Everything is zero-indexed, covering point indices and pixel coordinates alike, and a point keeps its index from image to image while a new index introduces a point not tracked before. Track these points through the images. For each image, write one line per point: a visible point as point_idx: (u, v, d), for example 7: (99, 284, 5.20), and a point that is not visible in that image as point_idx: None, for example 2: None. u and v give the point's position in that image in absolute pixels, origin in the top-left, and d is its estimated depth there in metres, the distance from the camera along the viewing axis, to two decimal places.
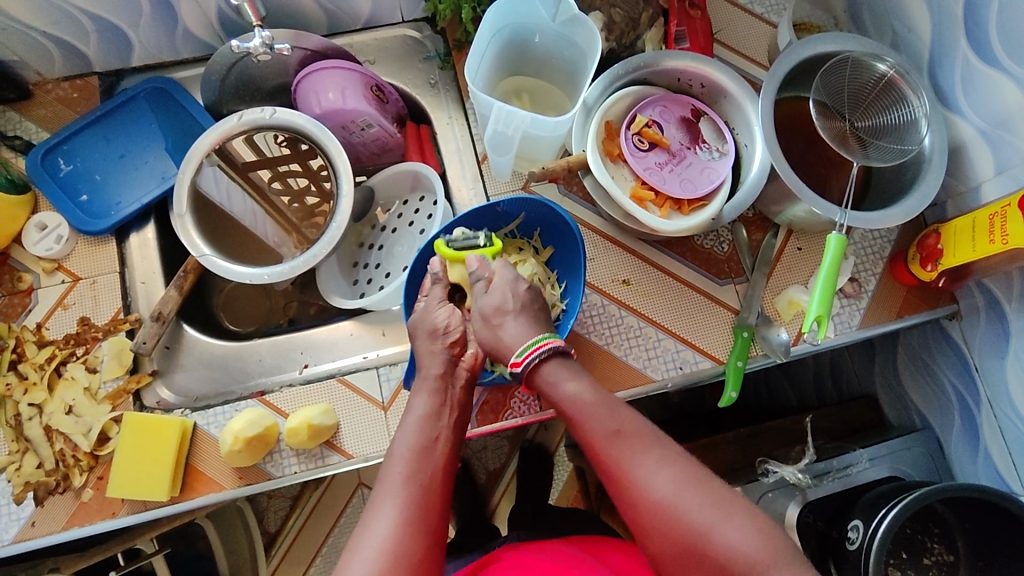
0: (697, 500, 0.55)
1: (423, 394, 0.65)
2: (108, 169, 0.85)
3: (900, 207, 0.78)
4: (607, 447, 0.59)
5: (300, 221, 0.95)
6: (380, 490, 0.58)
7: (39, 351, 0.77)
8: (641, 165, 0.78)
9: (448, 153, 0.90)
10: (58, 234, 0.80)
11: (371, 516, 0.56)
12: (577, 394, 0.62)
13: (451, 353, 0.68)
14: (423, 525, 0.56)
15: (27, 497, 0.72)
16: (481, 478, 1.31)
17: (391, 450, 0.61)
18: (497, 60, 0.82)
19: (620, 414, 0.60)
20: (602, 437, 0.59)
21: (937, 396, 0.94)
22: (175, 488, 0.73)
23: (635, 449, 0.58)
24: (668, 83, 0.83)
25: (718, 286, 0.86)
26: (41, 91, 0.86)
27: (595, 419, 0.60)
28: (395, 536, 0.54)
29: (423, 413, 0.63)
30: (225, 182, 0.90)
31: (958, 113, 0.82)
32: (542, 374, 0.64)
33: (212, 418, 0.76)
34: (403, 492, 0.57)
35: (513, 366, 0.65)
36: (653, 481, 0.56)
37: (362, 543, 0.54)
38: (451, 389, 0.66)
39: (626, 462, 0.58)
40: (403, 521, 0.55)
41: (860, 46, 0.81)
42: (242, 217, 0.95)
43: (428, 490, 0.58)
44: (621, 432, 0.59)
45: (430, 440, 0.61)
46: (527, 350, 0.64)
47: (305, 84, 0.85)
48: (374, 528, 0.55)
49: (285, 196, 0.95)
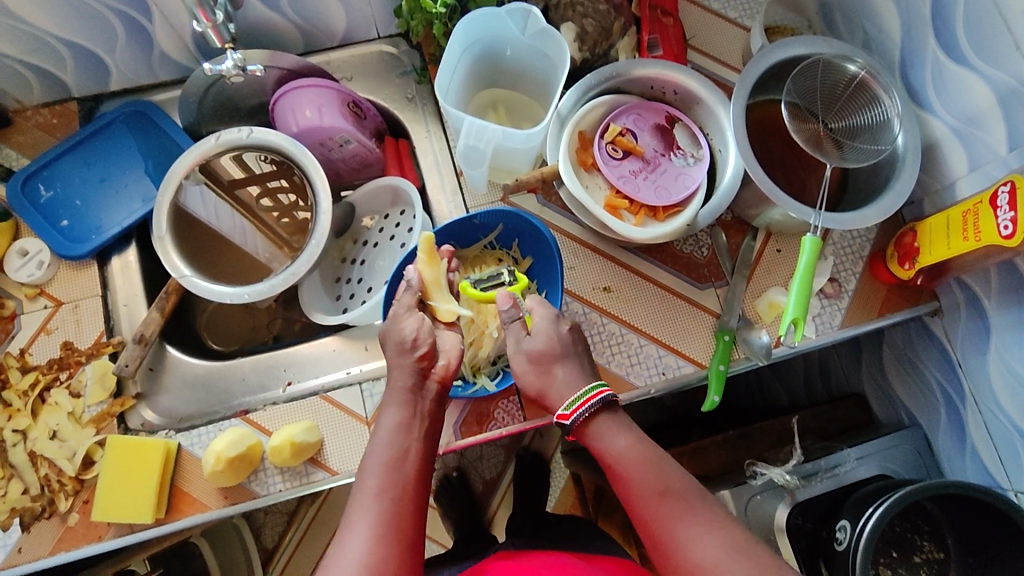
0: (742, 567, 0.54)
1: (393, 408, 0.65)
2: (89, 194, 0.86)
3: (874, 207, 0.78)
4: (653, 509, 0.58)
5: (290, 235, 0.95)
6: (352, 510, 0.58)
7: (23, 377, 0.78)
8: (616, 173, 0.78)
9: (427, 166, 0.91)
10: (39, 260, 0.81)
11: (344, 534, 0.57)
12: (625, 450, 0.61)
13: (422, 364, 0.67)
14: (397, 541, 0.57)
15: (13, 523, 0.73)
16: (477, 488, 1.32)
17: (363, 469, 0.62)
18: (471, 74, 0.83)
19: (667, 475, 0.60)
20: (650, 496, 0.59)
21: (924, 392, 0.94)
22: (160, 510, 0.73)
23: (681, 512, 0.58)
24: (642, 91, 0.83)
25: (699, 290, 0.86)
26: (20, 118, 0.87)
27: (646, 478, 0.60)
28: (368, 554, 0.55)
29: (393, 428, 0.63)
30: (213, 201, 0.91)
31: (930, 111, 0.82)
32: (592, 429, 0.63)
33: (196, 438, 0.76)
34: (374, 509, 0.58)
35: (561, 418, 0.64)
36: (698, 546, 0.56)
37: (336, 564, 0.55)
38: (425, 400, 0.66)
39: (673, 526, 0.57)
40: (373, 538, 0.56)
41: (829, 48, 0.82)
42: (232, 234, 0.96)
43: (401, 506, 0.58)
44: (668, 494, 0.59)
45: (401, 456, 0.62)
46: (576, 403, 0.63)
47: (282, 103, 0.85)
48: (347, 548, 0.56)
49: (276, 212, 0.96)
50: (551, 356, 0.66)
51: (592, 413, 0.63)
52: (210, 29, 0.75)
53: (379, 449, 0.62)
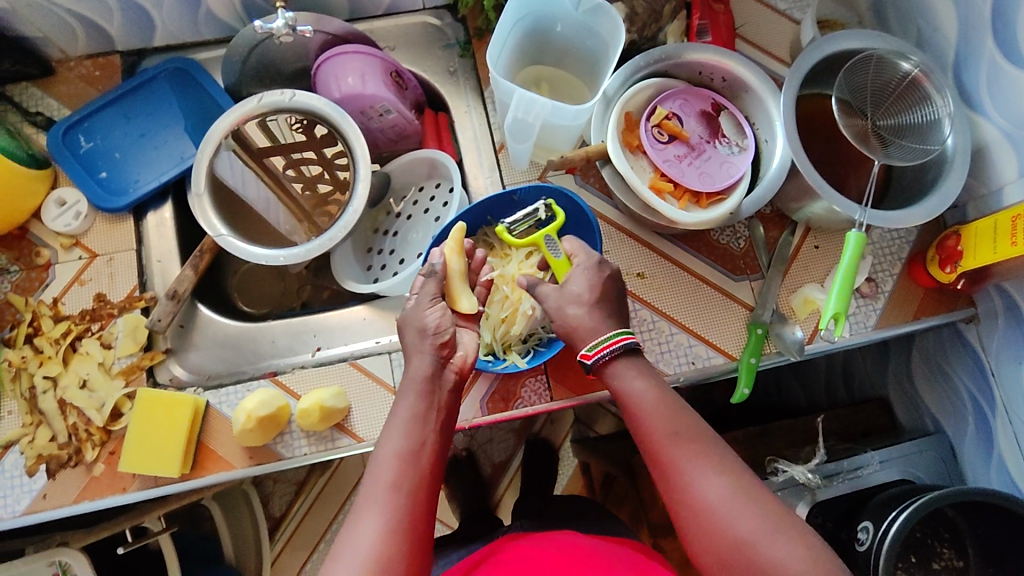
0: (749, 513, 0.55)
1: (409, 398, 0.62)
2: (128, 148, 0.86)
3: (919, 207, 0.77)
4: (665, 448, 0.59)
5: (313, 208, 0.95)
6: (363, 500, 0.57)
7: (55, 325, 0.78)
8: (661, 157, 0.78)
9: (465, 141, 0.90)
10: (77, 210, 0.81)
11: (355, 522, 0.55)
12: (642, 392, 0.62)
13: (443, 354, 0.65)
14: (408, 535, 0.55)
15: (39, 470, 0.73)
16: (486, 471, 1.32)
17: (375, 458, 0.59)
18: (518, 49, 0.82)
19: (682, 418, 0.60)
20: (664, 436, 0.60)
21: (952, 400, 0.93)
22: (186, 466, 0.73)
23: (694, 455, 0.58)
24: (689, 76, 0.82)
25: (733, 282, 0.86)
26: (63, 69, 0.86)
27: (657, 418, 0.60)
28: (378, 545, 0.54)
29: (408, 418, 0.61)
30: (240, 168, 0.90)
31: (982, 113, 0.81)
32: (612, 369, 0.63)
33: (224, 396, 0.76)
34: (386, 501, 0.56)
35: (584, 358, 0.64)
36: (707, 489, 0.57)
37: (345, 554, 0.54)
38: (443, 391, 0.63)
39: (682, 466, 0.58)
40: (386, 530, 0.54)
41: (884, 44, 0.80)
42: (256, 203, 0.95)
43: (413, 500, 0.57)
44: (681, 436, 0.59)
45: (415, 448, 0.59)
46: (599, 346, 0.63)
47: (325, 68, 0.85)
48: (356, 538, 0.54)
49: (300, 183, 0.96)
50: (585, 328, 0.64)
51: (614, 356, 0.63)
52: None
53: (393, 439, 0.59)
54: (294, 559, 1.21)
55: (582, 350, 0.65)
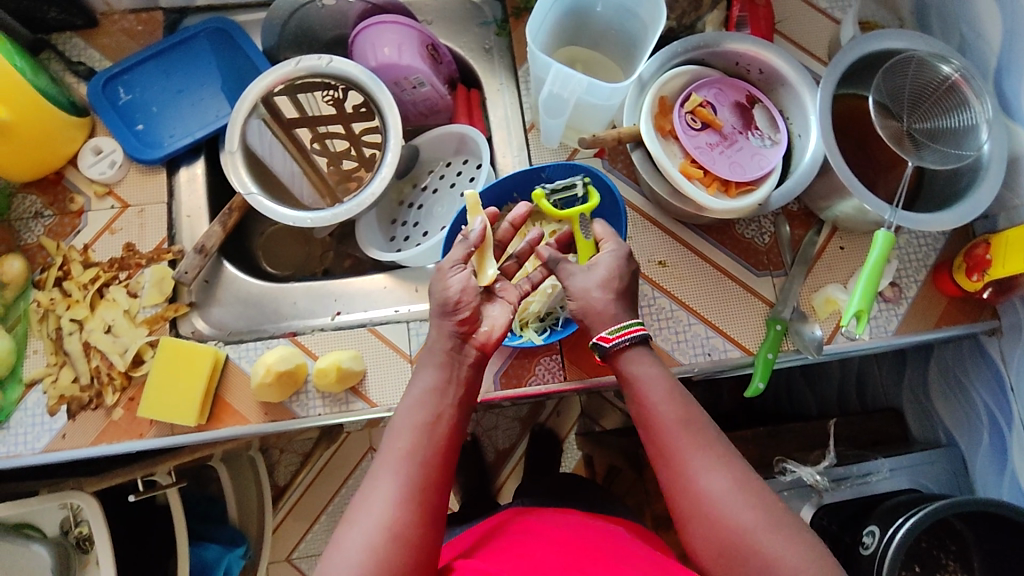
0: (750, 507, 0.56)
1: (428, 372, 0.64)
2: (165, 103, 0.87)
3: (951, 212, 0.76)
4: (672, 437, 0.60)
5: (336, 183, 0.94)
6: (378, 466, 0.58)
7: (84, 271, 0.79)
8: (692, 144, 0.77)
9: (496, 119, 0.91)
10: (112, 159, 0.82)
11: (369, 488, 0.57)
12: (655, 380, 0.63)
13: (464, 330, 0.65)
14: (420, 504, 0.56)
15: (61, 410, 0.75)
16: (490, 456, 1.32)
17: (392, 429, 0.61)
18: (556, 29, 0.82)
19: (690, 411, 0.61)
20: (671, 426, 0.61)
21: (967, 413, 0.92)
22: (202, 416, 0.74)
23: (700, 448, 0.59)
24: (725, 66, 0.82)
25: (756, 277, 0.85)
26: (107, 21, 0.88)
27: (668, 407, 0.61)
28: (390, 510, 0.55)
29: (426, 392, 0.62)
30: (269, 137, 0.90)
31: (1021, 123, 0.80)
32: (626, 355, 0.64)
33: (244, 351, 0.77)
34: (400, 469, 0.57)
35: (601, 340, 0.64)
36: (709, 480, 0.57)
37: (358, 517, 0.55)
38: (462, 368, 0.65)
39: (686, 457, 0.59)
40: (398, 496, 0.56)
41: (926, 46, 0.80)
42: (282, 175, 0.93)
43: (427, 470, 0.58)
44: (691, 426, 0.60)
45: (430, 420, 0.61)
46: (621, 330, 0.64)
47: (362, 37, 0.85)
48: (369, 502, 0.56)
49: (327, 160, 0.95)
50: (605, 315, 0.65)
51: (629, 344, 0.64)
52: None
53: (409, 412, 0.61)
54: (296, 527, 1.23)
55: (600, 332, 0.65)
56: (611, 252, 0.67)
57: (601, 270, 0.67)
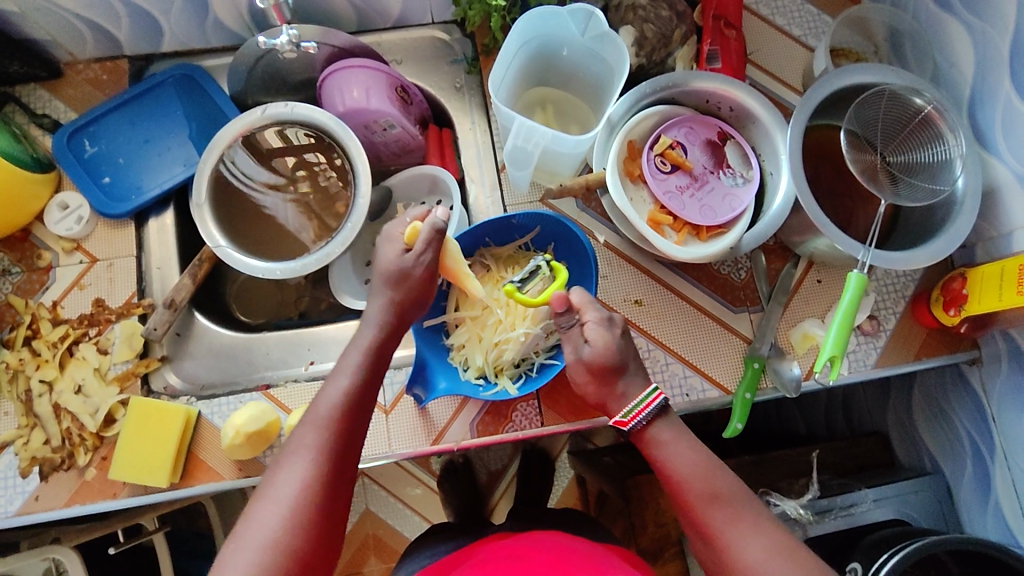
0: (787, 567, 0.57)
1: (357, 354, 0.66)
2: (131, 153, 0.86)
3: (926, 249, 0.75)
4: (702, 510, 0.61)
5: (323, 210, 0.91)
6: (299, 440, 0.61)
7: (53, 329, 0.79)
8: (662, 188, 0.77)
9: (468, 158, 0.90)
10: (79, 215, 0.81)
11: (285, 466, 0.59)
12: (680, 455, 0.64)
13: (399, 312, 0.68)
14: (334, 476, 0.60)
15: (32, 472, 0.74)
16: (481, 479, 1.28)
17: (314, 404, 0.63)
18: (522, 72, 0.81)
19: (718, 481, 0.62)
20: (701, 500, 0.62)
21: (951, 442, 0.91)
22: (176, 475, 0.74)
23: (733, 516, 0.61)
24: (696, 104, 0.81)
25: (732, 313, 0.85)
26: (71, 71, 0.87)
27: (696, 483, 0.62)
28: (304, 487, 0.58)
29: (353, 371, 0.65)
30: (249, 167, 0.88)
31: (995, 155, 0.79)
32: (649, 433, 0.65)
33: (216, 408, 0.77)
34: (317, 443, 0.60)
35: (619, 425, 0.66)
36: (747, 548, 0.59)
37: (276, 491, 0.58)
38: (386, 353, 0.68)
39: (721, 528, 0.60)
40: (315, 475, 0.58)
41: (899, 79, 0.78)
42: (264, 203, 0.91)
43: (342, 446, 0.61)
44: (717, 497, 0.61)
45: (355, 401, 0.64)
46: (633, 412, 0.65)
47: (330, 82, 0.84)
48: (289, 472, 0.59)
49: (311, 184, 0.92)
50: (616, 395, 0.67)
51: (648, 420, 0.65)
52: (272, 7, 0.81)
53: (336, 391, 0.63)
54: None
55: (617, 416, 0.67)
56: (595, 324, 0.67)
57: (598, 346, 0.66)
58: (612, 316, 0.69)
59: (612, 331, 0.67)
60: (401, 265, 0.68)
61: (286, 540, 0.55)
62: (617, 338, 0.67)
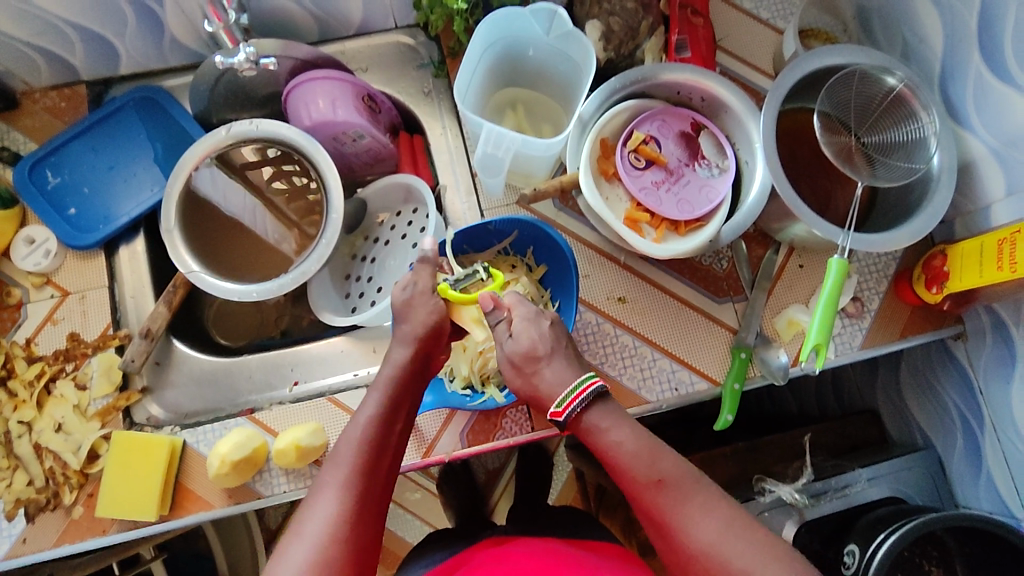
0: (743, 544, 0.56)
1: (378, 389, 0.66)
2: (96, 182, 0.84)
3: (906, 228, 0.75)
4: (649, 495, 0.60)
5: (301, 218, 0.92)
6: (324, 480, 0.60)
7: (28, 367, 0.77)
8: (637, 184, 0.76)
9: (441, 163, 0.88)
10: (46, 248, 0.79)
11: (314, 502, 0.58)
12: (623, 441, 0.62)
13: (424, 348, 0.68)
14: (361, 515, 0.58)
15: (18, 514, 0.72)
16: (480, 478, 1.23)
17: (340, 440, 0.63)
18: (490, 74, 0.80)
19: (664, 464, 0.60)
20: (646, 485, 0.60)
21: (941, 415, 0.92)
22: (164, 507, 0.73)
23: (680, 497, 0.59)
24: (667, 96, 0.80)
25: (717, 305, 0.84)
26: (28, 101, 0.85)
27: (641, 467, 0.60)
28: (333, 523, 0.56)
29: (377, 407, 0.64)
30: (223, 181, 0.87)
31: (969, 129, 0.79)
32: (584, 418, 0.64)
33: (201, 435, 0.76)
34: (343, 479, 0.59)
35: (554, 415, 0.64)
36: (697, 528, 0.57)
37: (305, 527, 0.57)
38: (408, 387, 0.67)
39: (671, 514, 0.58)
40: (343, 511, 0.57)
41: (869, 58, 0.78)
42: (240, 215, 0.91)
43: (367, 483, 0.60)
44: (664, 482, 0.59)
45: (377, 438, 0.63)
46: (567, 399, 0.63)
47: (295, 94, 0.82)
48: (317, 508, 0.58)
49: (285, 195, 0.91)
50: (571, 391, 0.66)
51: (584, 407, 0.64)
52: (222, 30, 0.75)
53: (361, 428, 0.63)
54: None
55: (551, 407, 0.65)
56: (521, 319, 0.67)
57: (522, 340, 0.66)
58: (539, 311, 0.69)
59: (539, 322, 0.67)
60: (404, 298, 0.69)
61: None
62: (545, 330, 0.67)
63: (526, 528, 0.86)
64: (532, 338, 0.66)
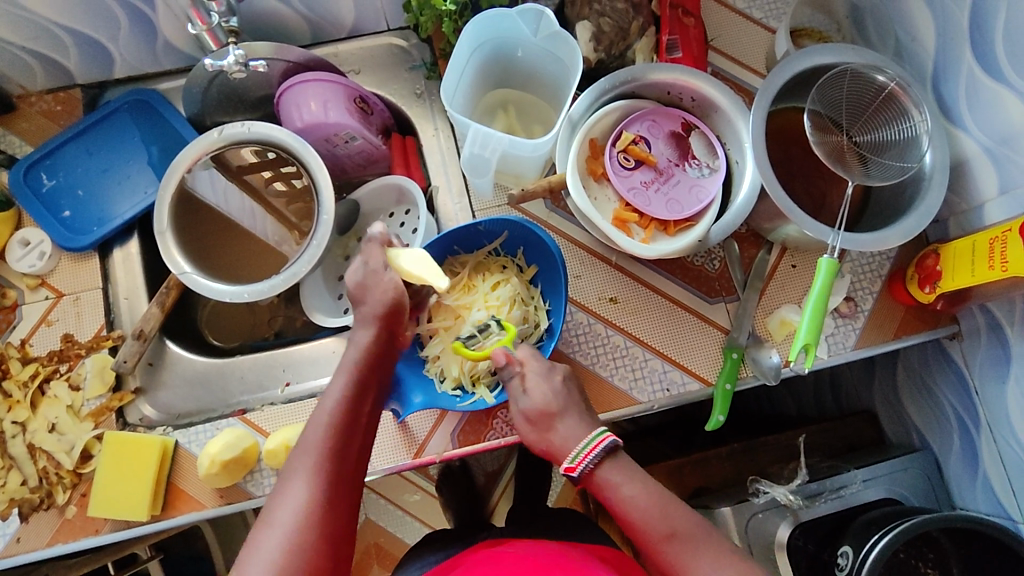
0: None
1: (345, 372, 0.67)
2: (91, 184, 0.85)
3: (898, 227, 0.75)
4: (662, 548, 0.61)
5: (299, 220, 0.91)
6: (294, 464, 0.60)
7: (23, 368, 0.77)
8: (626, 185, 0.76)
9: (433, 164, 0.89)
10: (41, 250, 0.81)
11: (284, 489, 0.59)
12: (634, 495, 0.63)
13: (388, 330, 0.70)
14: (332, 497, 0.59)
15: (12, 513, 0.73)
16: (479, 480, 1.22)
17: (307, 426, 0.64)
18: (479, 75, 0.80)
19: (674, 516, 0.62)
20: (658, 538, 0.61)
21: (937, 416, 0.91)
22: (156, 507, 0.73)
23: (690, 547, 0.60)
24: (658, 96, 0.80)
25: (709, 305, 0.84)
26: (24, 104, 0.86)
27: (653, 521, 0.61)
28: (304, 508, 0.57)
29: (343, 391, 0.65)
30: (221, 185, 0.89)
31: (961, 128, 0.78)
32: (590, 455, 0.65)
33: (193, 436, 0.76)
34: (312, 464, 0.60)
35: (568, 471, 0.64)
36: (708, 571, 0.58)
37: (276, 515, 0.57)
38: (375, 369, 0.68)
39: (682, 562, 0.60)
40: (314, 496, 0.58)
41: (859, 57, 0.77)
42: (240, 218, 0.93)
43: (338, 466, 0.61)
44: (676, 535, 0.61)
45: (345, 417, 0.64)
46: (580, 455, 0.64)
47: (286, 96, 0.82)
48: (288, 494, 0.58)
49: (286, 197, 0.91)
50: None
51: (597, 462, 0.64)
52: (204, 32, 0.77)
53: (326, 411, 0.64)
54: None
55: (564, 463, 0.65)
56: (534, 375, 0.69)
57: (535, 397, 0.68)
58: (552, 366, 0.71)
59: (550, 378, 0.69)
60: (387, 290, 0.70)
61: (284, 567, 0.54)
62: (557, 385, 0.68)
63: (521, 530, 0.86)
64: (546, 396, 0.67)
